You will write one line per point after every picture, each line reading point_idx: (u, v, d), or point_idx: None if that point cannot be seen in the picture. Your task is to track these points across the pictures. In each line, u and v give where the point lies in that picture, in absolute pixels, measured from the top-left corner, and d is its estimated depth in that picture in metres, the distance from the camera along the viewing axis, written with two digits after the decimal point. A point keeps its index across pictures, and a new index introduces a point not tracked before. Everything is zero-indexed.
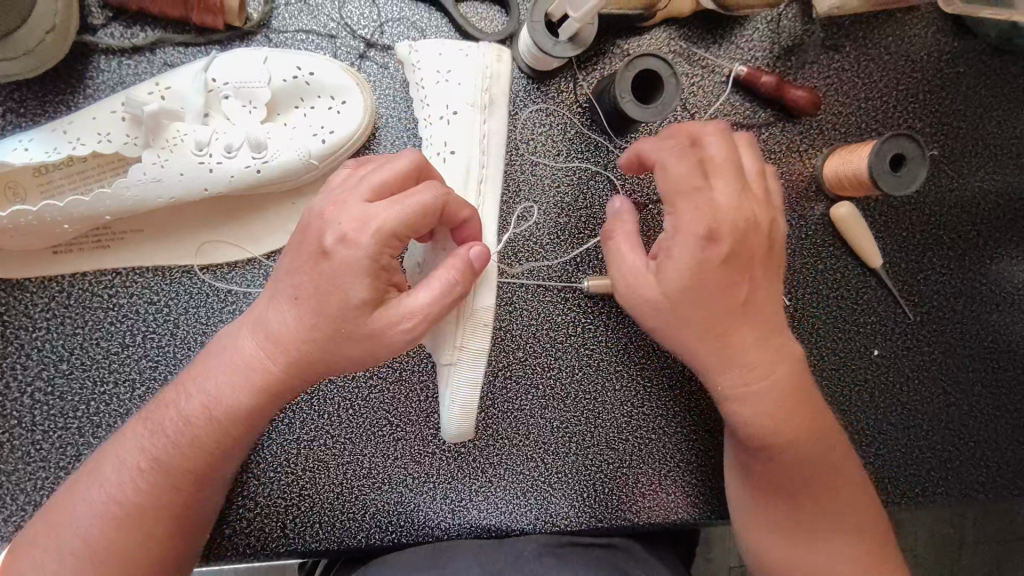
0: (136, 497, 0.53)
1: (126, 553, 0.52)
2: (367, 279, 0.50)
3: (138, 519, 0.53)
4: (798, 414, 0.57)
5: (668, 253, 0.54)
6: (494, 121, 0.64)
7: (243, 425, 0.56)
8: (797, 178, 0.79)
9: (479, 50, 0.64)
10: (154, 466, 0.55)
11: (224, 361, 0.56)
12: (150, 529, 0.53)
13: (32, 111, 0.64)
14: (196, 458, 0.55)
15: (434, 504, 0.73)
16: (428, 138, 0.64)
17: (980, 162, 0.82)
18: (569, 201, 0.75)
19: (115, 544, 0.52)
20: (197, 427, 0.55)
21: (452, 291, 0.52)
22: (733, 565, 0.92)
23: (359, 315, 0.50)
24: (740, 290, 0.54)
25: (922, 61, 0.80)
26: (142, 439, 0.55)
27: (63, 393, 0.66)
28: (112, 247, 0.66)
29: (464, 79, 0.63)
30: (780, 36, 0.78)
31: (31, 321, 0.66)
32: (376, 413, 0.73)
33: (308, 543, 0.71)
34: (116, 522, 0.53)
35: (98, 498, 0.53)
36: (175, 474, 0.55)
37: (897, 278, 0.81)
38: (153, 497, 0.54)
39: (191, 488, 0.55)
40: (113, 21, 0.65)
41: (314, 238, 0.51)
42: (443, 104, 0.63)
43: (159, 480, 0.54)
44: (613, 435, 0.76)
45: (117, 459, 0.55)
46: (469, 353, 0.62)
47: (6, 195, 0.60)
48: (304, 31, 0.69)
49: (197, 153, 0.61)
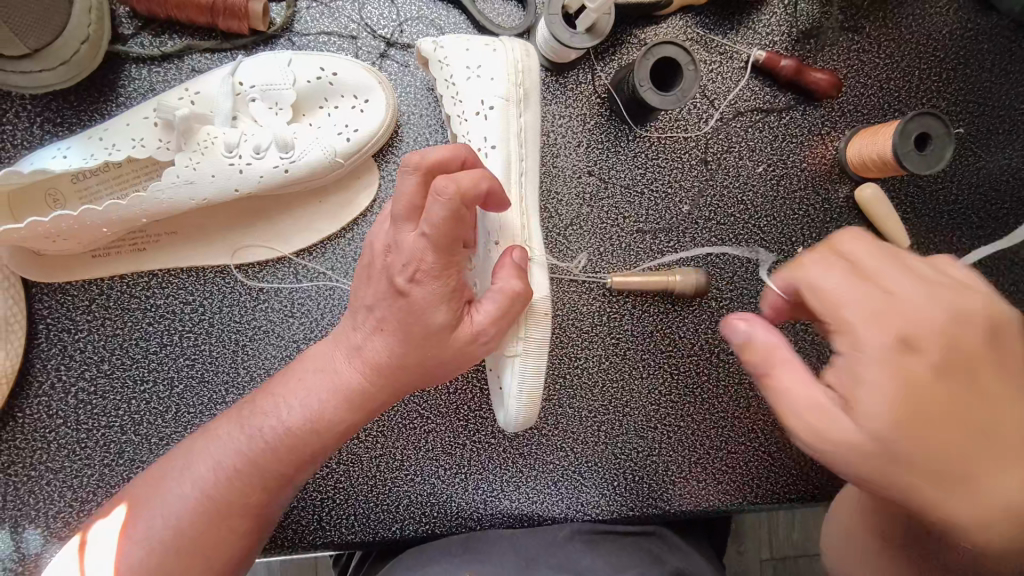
0: (222, 491, 0.55)
1: (207, 546, 0.55)
2: (445, 305, 0.51)
3: (218, 514, 0.55)
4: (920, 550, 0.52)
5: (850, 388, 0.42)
6: (523, 117, 0.64)
7: (335, 438, 0.58)
8: (819, 160, 0.78)
9: (508, 49, 0.64)
10: (243, 463, 0.56)
11: (309, 369, 0.58)
12: (230, 523, 0.56)
13: (69, 120, 0.67)
14: (287, 463, 0.57)
15: (466, 495, 0.74)
16: (463, 135, 0.64)
17: (1008, 140, 0.81)
18: (591, 191, 0.75)
19: (194, 535, 0.54)
20: (292, 434, 0.56)
21: (515, 298, 0.54)
22: (765, 558, 0.89)
23: (441, 338, 0.52)
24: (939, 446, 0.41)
25: (944, 38, 0.79)
26: (238, 442, 0.57)
27: (104, 392, 0.68)
28: (147, 250, 0.68)
29: (496, 73, 0.64)
30: (797, 20, 0.78)
31: (73, 323, 0.68)
32: (406, 405, 0.74)
33: (344, 535, 0.73)
34: (202, 515, 0.55)
35: (188, 491, 0.56)
36: (264, 474, 0.56)
37: (925, 260, 0.80)
38: (238, 494, 0.56)
39: (274, 490, 0.57)
40: (143, 30, 0.67)
41: (382, 275, 0.52)
42: (476, 100, 0.63)
43: (247, 480, 0.56)
44: (642, 424, 0.76)
45: (208, 456, 0.57)
46: (532, 344, 0.61)
47: (48, 203, 0.62)
48: (326, 33, 0.70)
49: (227, 155, 0.63)
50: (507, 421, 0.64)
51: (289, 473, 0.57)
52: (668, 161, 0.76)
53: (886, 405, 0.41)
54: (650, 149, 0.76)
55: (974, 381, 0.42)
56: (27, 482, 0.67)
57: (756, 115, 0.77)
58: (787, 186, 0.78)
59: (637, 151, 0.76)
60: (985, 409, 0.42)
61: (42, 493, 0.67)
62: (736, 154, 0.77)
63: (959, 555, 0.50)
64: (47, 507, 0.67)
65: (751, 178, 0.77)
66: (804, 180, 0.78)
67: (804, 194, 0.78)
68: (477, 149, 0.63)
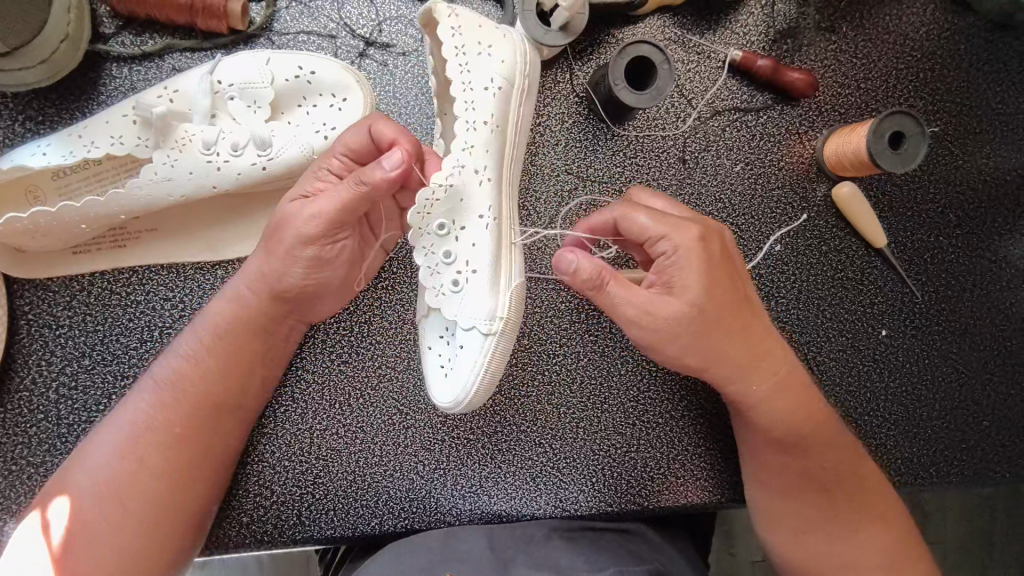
0: (148, 440, 0.61)
1: (146, 483, 0.60)
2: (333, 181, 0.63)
3: (149, 457, 0.61)
4: (791, 478, 0.66)
5: (703, 302, 0.58)
6: (516, 108, 0.65)
7: (234, 359, 0.64)
8: (797, 159, 0.79)
9: (517, 44, 0.65)
10: (163, 410, 0.62)
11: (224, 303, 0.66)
12: (161, 464, 0.61)
13: (51, 118, 0.68)
14: (196, 401, 0.63)
15: (445, 491, 0.74)
16: (466, 103, 0.62)
17: (985, 139, 0.81)
18: (570, 189, 0.76)
19: (133, 480, 0.60)
20: (196, 372, 0.63)
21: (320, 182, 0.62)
22: (756, 560, 0.94)
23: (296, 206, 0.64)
24: (746, 345, 0.62)
25: (921, 38, 0.80)
26: (159, 392, 0.63)
27: (85, 387, 0.69)
28: (128, 246, 0.68)
29: (506, 57, 0.64)
30: (774, 20, 0.78)
31: (54, 318, 0.69)
32: (386, 401, 0.75)
33: (324, 530, 0.73)
34: (133, 465, 0.61)
35: (117, 450, 0.61)
36: (176, 412, 0.62)
37: (903, 258, 0.81)
38: (163, 438, 0.62)
39: (193, 427, 0.63)
40: (124, 29, 0.68)
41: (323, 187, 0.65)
42: (486, 76, 0.62)
43: (172, 427, 0.62)
44: (620, 420, 0.77)
45: (129, 414, 0.62)
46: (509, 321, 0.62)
47: (27, 198, 0.63)
48: (305, 32, 0.71)
49: (205, 153, 0.63)
50: (463, 398, 0.62)
51: (201, 412, 0.63)
52: (646, 160, 0.77)
53: (700, 284, 0.58)
54: (628, 147, 0.77)
55: (751, 304, 0.63)
56: (9, 476, 0.68)
57: (733, 115, 0.78)
58: (764, 186, 0.78)
59: (615, 150, 0.77)
60: (752, 316, 0.62)
61: (24, 488, 0.68)
62: (713, 153, 0.78)
63: (793, 460, 0.65)
64: (28, 502, 0.68)
65: (729, 176, 0.78)
66: (782, 179, 0.79)
67: (781, 193, 0.78)
68: (480, 122, 0.61)
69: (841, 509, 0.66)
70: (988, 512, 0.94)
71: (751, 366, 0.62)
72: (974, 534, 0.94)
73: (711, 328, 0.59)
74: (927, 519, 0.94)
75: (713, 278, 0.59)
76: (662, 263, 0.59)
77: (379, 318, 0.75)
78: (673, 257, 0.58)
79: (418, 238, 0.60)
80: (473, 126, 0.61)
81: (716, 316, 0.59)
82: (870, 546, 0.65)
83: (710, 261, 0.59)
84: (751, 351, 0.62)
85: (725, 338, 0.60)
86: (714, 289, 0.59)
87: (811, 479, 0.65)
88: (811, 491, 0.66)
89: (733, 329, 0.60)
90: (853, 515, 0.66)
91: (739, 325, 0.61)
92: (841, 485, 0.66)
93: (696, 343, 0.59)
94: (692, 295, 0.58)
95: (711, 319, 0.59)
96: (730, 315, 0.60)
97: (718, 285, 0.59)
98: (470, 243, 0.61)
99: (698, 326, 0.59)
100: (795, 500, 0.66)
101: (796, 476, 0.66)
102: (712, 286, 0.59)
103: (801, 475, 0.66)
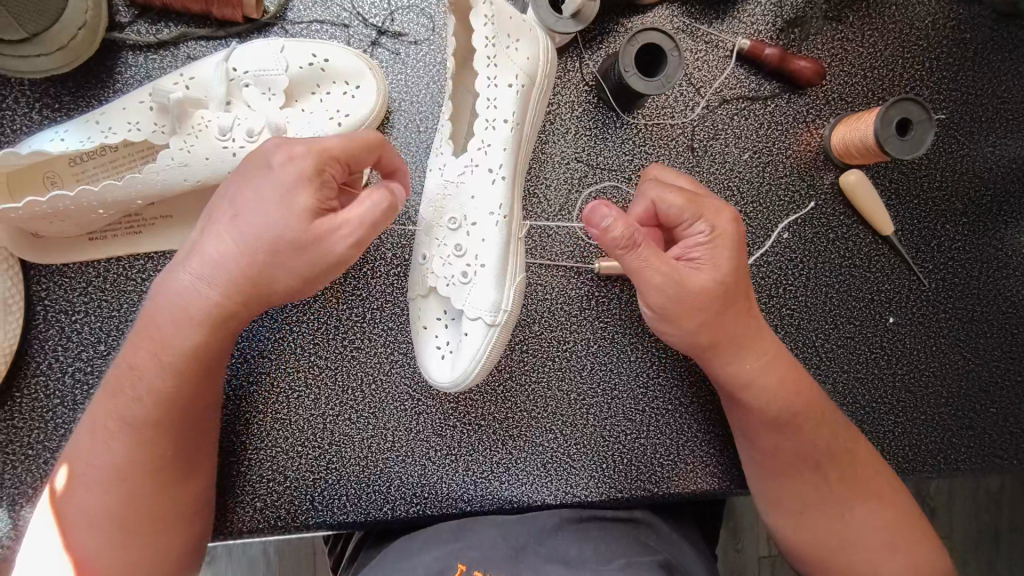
0: (122, 459, 0.58)
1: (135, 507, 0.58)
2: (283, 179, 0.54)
3: (129, 474, 0.58)
4: (784, 456, 0.66)
5: (713, 283, 0.61)
6: (534, 105, 0.66)
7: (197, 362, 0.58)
8: (804, 147, 0.80)
9: (543, 41, 0.66)
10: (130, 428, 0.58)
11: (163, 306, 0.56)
12: (143, 483, 0.58)
13: (67, 106, 0.68)
14: (160, 411, 0.58)
15: (456, 477, 0.75)
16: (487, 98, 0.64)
17: (989, 127, 0.82)
18: (579, 176, 0.77)
19: (118, 500, 0.58)
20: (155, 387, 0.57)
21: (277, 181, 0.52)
22: (763, 555, 0.94)
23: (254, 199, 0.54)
24: (749, 327, 0.65)
25: (927, 27, 0.81)
26: (122, 411, 0.58)
27: (101, 372, 0.70)
28: (143, 232, 0.69)
29: (530, 53, 0.64)
30: (782, 10, 0.79)
31: (70, 305, 0.70)
32: (398, 387, 0.75)
33: (336, 516, 0.74)
34: (117, 487, 0.58)
35: (96, 474, 0.58)
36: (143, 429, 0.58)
37: (910, 246, 0.81)
38: (139, 455, 0.58)
39: (162, 438, 0.59)
40: (140, 18, 0.69)
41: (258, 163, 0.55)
42: (511, 72, 0.64)
43: (143, 444, 0.58)
44: (630, 406, 0.77)
45: (98, 438, 0.58)
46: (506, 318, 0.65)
47: (43, 183, 0.64)
48: (317, 21, 0.72)
49: (220, 138, 0.64)
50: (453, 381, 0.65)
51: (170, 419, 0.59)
52: (654, 148, 0.78)
53: (728, 270, 0.61)
54: (637, 136, 0.77)
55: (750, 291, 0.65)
56: (25, 461, 0.69)
57: (741, 103, 0.79)
58: (771, 174, 0.79)
59: (623, 138, 0.77)
60: (750, 302, 0.65)
61: (40, 472, 0.69)
62: (722, 141, 0.78)
63: (786, 439, 0.66)
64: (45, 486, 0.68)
65: (737, 164, 0.79)
66: (789, 167, 0.79)
67: (788, 181, 0.79)
68: (499, 119, 0.64)
69: (834, 486, 0.66)
70: (993, 503, 0.95)
71: (745, 347, 0.64)
72: (979, 526, 0.94)
73: (713, 307, 0.62)
74: (932, 510, 0.95)
75: (722, 263, 0.62)
76: (689, 248, 0.62)
77: (390, 305, 0.76)
78: (707, 237, 0.62)
79: (432, 229, 0.66)
80: (490, 125, 0.64)
81: (715, 298, 0.61)
82: (868, 518, 0.65)
83: (740, 253, 0.63)
84: (747, 334, 0.64)
85: (727, 320, 0.63)
86: (727, 276, 0.62)
87: (804, 456, 0.66)
88: (805, 468, 0.66)
89: (730, 312, 0.63)
90: (847, 490, 0.66)
91: (738, 309, 0.63)
92: (833, 461, 0.66)
93: (703, 321, 0.62)
94: (707, 278, 0.61)
95: (717, 299, 0.61)
96: (733, 299, 0.63)
97: (721, 269, 0.62)
98: (479, 237, 0.64)
99: (705, 305, 0.61)
100: (788, 477, 0.67)
101: (788, 454, 0.66)
102: (735, 275, 0.62)
103: (794, 453, 0.66)
